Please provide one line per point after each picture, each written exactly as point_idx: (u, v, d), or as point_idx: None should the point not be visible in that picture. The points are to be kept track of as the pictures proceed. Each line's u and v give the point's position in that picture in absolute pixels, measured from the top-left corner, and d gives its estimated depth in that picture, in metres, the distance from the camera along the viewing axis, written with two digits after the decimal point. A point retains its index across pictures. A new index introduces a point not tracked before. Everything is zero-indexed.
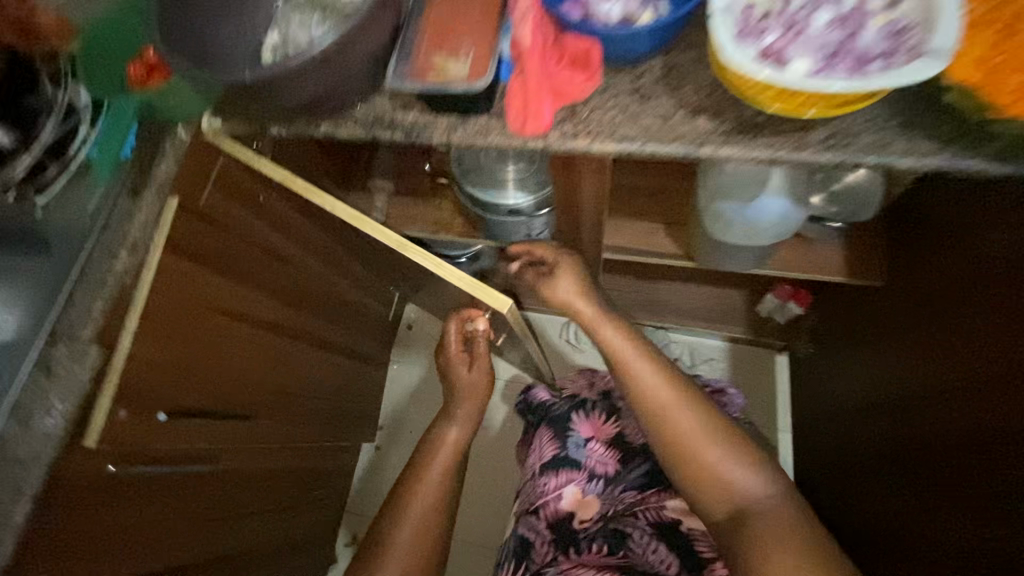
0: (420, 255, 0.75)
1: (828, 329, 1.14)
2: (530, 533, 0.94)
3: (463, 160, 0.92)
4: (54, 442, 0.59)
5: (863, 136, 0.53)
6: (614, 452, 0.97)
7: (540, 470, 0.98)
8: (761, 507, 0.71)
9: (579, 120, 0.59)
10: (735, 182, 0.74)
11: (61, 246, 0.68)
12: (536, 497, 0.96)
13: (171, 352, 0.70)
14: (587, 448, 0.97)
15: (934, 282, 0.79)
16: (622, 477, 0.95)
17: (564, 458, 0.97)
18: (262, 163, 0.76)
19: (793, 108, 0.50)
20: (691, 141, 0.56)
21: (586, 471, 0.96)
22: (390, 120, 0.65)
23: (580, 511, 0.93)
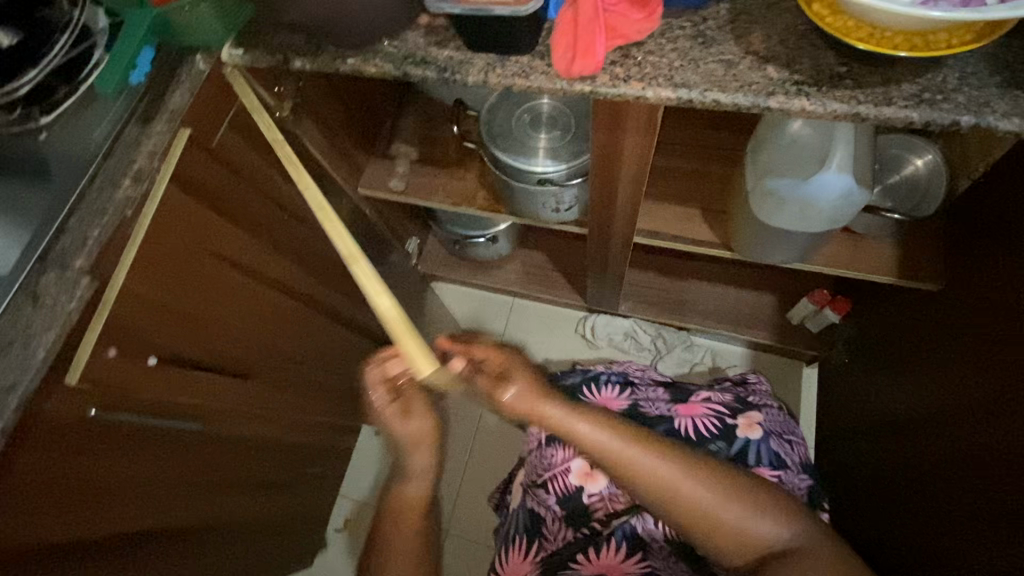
0: (368, 274, 0.60)
1: (865, 339, 1.05)
2: (538, 508, 0.88)
3: (493, 124, 0.87)
4: (33, 374, 0.54)
5: (954, 96, 0.48)
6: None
7: (545, 441, 0.90)
8: (784, 550, 0.62)
9: (632, 64, 0.54)
10: (791, 159, 0.69)
11: (64, 172, 0.64)
12: (543, 467, 0.89)
13: (168, 295, 0.65)
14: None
15: (984, 283, 0.73)
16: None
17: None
18: (257, 111, 0.69)
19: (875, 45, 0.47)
20: (758, 91, 0.50)
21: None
22: (424, 57, 0.60)
23: (589, 485, 0.85)
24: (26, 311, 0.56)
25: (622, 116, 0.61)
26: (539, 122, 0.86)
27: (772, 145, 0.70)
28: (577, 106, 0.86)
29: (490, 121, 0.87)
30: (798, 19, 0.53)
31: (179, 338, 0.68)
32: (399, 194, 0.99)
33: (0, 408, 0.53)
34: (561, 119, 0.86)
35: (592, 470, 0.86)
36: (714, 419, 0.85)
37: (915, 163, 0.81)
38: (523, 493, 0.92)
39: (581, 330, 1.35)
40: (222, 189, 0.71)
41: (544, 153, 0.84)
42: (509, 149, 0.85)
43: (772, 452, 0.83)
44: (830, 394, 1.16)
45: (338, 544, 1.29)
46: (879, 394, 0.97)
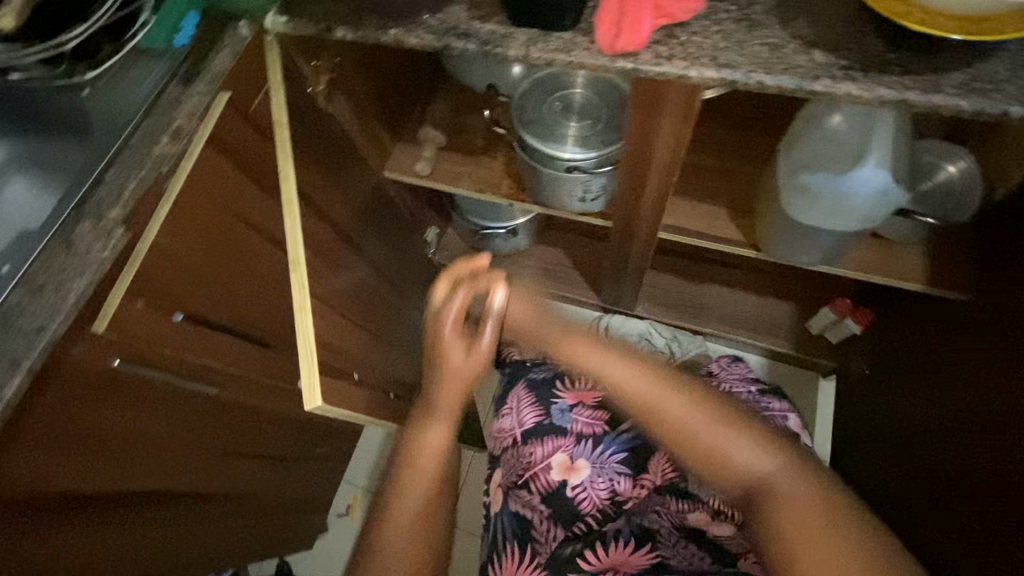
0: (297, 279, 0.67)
1: (888, 351, 1.03)
2: (522, 509, 0.82)
3: (524, 111, 0.87)
4: (61, 318, 0.54)
5: (1004, 87, 0.47)
6: (601, 415, 0.86)
7: (522, 438, 0.87)
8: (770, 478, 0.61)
9: (676, 44, 0.54)
10: (828, 153, 0.69)
11: (103, 129, 0.65)
12: (521, 467, 0.85)
13: (197, 254, 0.65)
14: (573, 413, 0.86)
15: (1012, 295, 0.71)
16: (610, 441, 0.84)
17: (549, 425, 0.86)
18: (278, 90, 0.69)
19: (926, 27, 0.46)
20: (803, 74, 0.50)
21: (573, 436, 0.85)
22: (466, 30, 0.60)
23: (571, 478, 0.82)
24: (60, 258, 0.57)
25: (658, 102, 0.61)
26: (570, 111, 0.86)
27: (804, 140, 0.70)
28: (610, 96, 0.86)
29: (521, 107, 0.87)
30: (846, 7, 0.52)
31: (204, 299, 0.68)
32: (425, 179, 0.98)
33: (26, 350, 0.53)
34: (593, 109, 0.86)
35: (574, 461, 0.83)
36: None
37: (949, 170, 0.79)
38: (503, 497, 0.85)
39: (594, 330, 1.34)
40: (254, 155, 0.71)
41: (573, 143, 0.84)
42: (539, 137, 0.85)
43: None
44: (849, 407, 1.14)
45: (340, 530, 1.28)
46: (900, 407, 0.95)
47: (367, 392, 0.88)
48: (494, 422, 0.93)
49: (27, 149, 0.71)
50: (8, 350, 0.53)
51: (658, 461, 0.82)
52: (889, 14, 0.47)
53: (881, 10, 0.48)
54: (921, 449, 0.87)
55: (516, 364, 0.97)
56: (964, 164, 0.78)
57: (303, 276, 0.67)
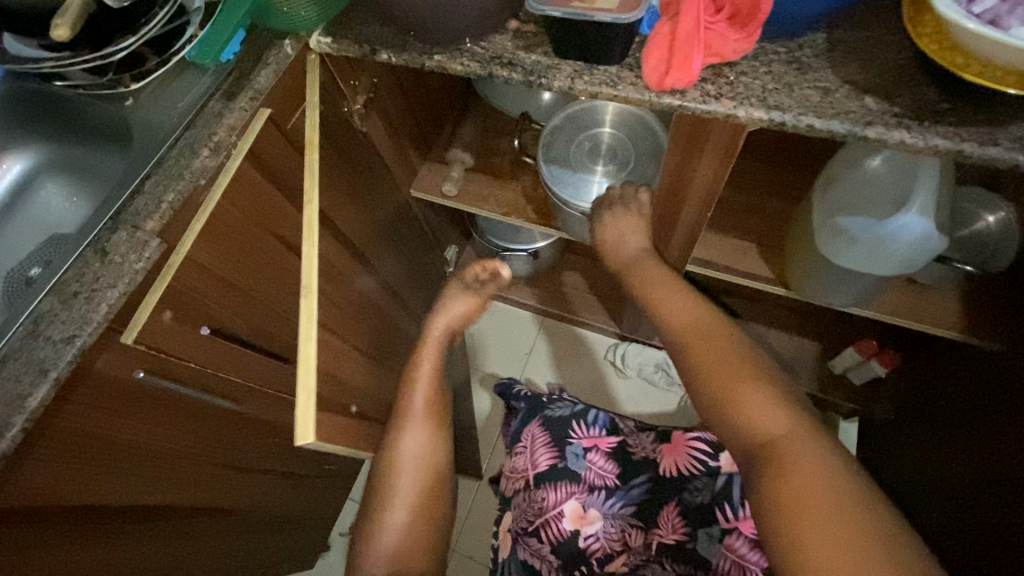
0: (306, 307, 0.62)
1: (915, 394, 1.00)
2: (532, 559, 0.80)
3: (549, 146, 0.87)
4: (92, 328, 0.54)
5: None
6: (613, 465, 0.84)
7: (533, 482, 0.84)
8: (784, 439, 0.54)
9: (724, 83, 0.53)
10: (873, 200, 0.69)
11: (144, 140, 0.65)
12: (532, 513, 0.82)
13: (226, 268, 0.65)
14: (586, 459, 0.85)
15: None
16: (622, 493, 0.82)
17: (562, 469, 0.84)
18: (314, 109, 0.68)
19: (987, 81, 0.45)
20: (855, 120, 0.49)
21: (585, 484, 0.83)
22: (511, 59, 0.60)
23: (584, 528, 0.80)
24: (93, 267, 0.56)
25: (701, 138, 0.61)
26: (594, 151, 0.87)
27: (846, 180, 0.71)
28: (640, 142, 0.87)
29: (548, 139, 0.87)
30: (900, 54, 0.52)
31: (229, 311, 0.67)
32: (452, 200, 0.95)
33: (55, 358, 0.52)
34: (619, 153, 0.87)
35: (586, 510, 0.81)
36: (698, 459, 0.81)
37: (987, 220, 0.78)
38: (512, 543, 0.83)
39: (609, 357, 1.32)
40: (288, 170, 0.71)
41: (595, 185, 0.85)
42: (562, 173, 0.86)
43: None
44: (873, 452, 1.10)
45: (341, 548, 1.25)
46: (926, 454, 0.93)
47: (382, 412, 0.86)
48: (505, 462, 0.89)
49: (70, 158, 0.72)
50: (36, 359, 0.52)
51: (669, 515, 0.78)
52: (945, 63, 0.47)
53: (937, 58, 0.47)
54: (949, 502, 0.84)
55: (531, 397, 0.95)
56: (1003, 215, 0.76)
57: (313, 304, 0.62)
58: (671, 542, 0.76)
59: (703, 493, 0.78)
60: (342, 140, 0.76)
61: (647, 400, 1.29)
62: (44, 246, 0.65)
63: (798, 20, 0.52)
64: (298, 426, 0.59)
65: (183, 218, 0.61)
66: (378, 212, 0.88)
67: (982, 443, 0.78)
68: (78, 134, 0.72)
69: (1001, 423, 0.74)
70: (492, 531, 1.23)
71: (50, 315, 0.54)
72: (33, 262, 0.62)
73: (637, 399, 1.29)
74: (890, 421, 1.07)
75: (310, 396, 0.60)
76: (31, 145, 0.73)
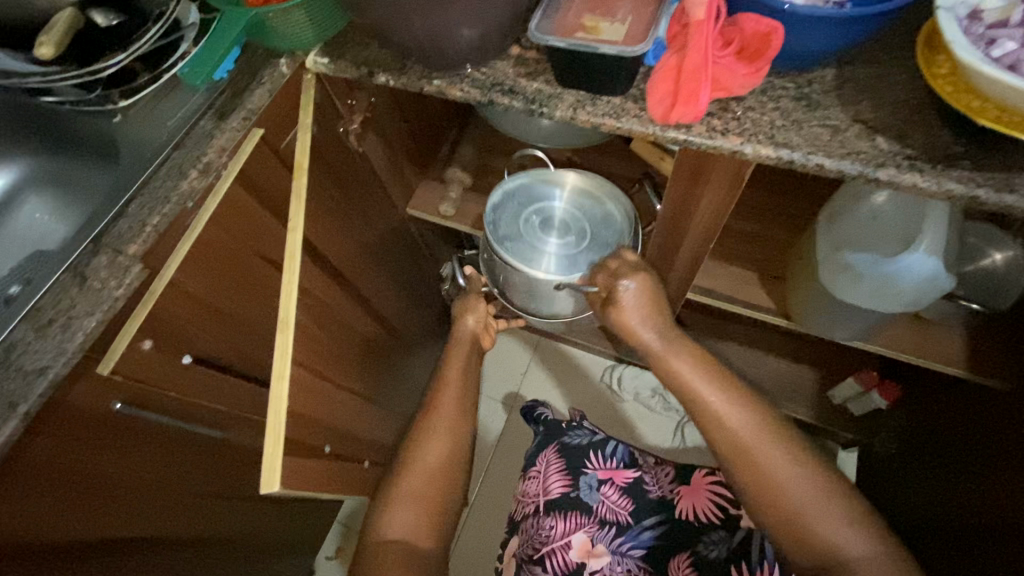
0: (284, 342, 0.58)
1: (916, 428, 0.97)
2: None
3: (500, 228, 0.82)
4: (66, 359, 0.51)
5: None
6: (627, 501, 0.82)
7: (543, 509, 0.83)
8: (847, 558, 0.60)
9: (731, 118, 0.52)
10: (869, 237, 0.68)
11: (131, 159, 0.63)
12: (539, 540, 0.80)
13: (213, 293, 0.63)
14: (600, 492, 0.83)
15: None
16: (632, 533, 0.79)
17: (574, 499, 0.82)
18: (308, 129, 0.66)
19: (1003, 126, 0.44)
20: (867, 161, 0.48)
21: (596, 518, 0.81)
22: (512, 86, 0.58)
23: (591, 562, 0.77)
24: (71, 293, 0.54)
25: (706, 169, 0.59)
26: (553, 224, 0.83)
27: (850, 216, 0.70)
28: (590, 206, 0.85)
29: (495, 222, 0.82)
30: (912, 93, 0.50)
31: (215, 337, 0.65)
32: (450, 221, 0.93)
33: (25, 391, 0.49)
34: (574, 223, 0.83)
35: (594, 544, 0.78)
36: (716, 507, 0.79)
37: (994, 257, 0.76)
38: (517, 567, 0.82)
39: (606, 379, 1.30)
40: (281, 191, 0.69)
41: (565, 265, 0.81)
42: (527, 259, 0.81)
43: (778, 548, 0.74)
44: (872, 485, 1.07)
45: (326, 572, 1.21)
46: (924, 491, 0.90)
47: (370, 440, 0.84)
48: (518, 486, 0.89)
49: (54, 172, 0.70)
50: (4, 391, 0.49)
51: (680, 564, 0.75)
52: (959, 106, 0.45)
53: (951, 100, 0.46)
54: (944, 539, 0.82)
55: (551, 421, 0.94)
56: (1010, 253, 0.75)
57: (289, 340, 0.58)
58: None
59: (719, 548, 0.75)
60: (337, 161, 0.74)
61: (647, 425, 1.25)
62: (21, 264, 0.62)
63: (809, 56, 0.50)
64: (263, 471, 0.55)
65: (168, 242, 0.58)
66: (372, 233, 0.85)
67: (979, 484, 0.77)
68: (63, 147, 0.70)
69: (1000, 465, 0.73)
70: (482, 559, 1.19)
71: (22, 344, 0.51)
72: (6, 283, 0.59)
73: (636, 424, 1.26)
74: (889, 454, 1.05)
75: (277, 440, 0.56)
76: (16, 158, 0.71)
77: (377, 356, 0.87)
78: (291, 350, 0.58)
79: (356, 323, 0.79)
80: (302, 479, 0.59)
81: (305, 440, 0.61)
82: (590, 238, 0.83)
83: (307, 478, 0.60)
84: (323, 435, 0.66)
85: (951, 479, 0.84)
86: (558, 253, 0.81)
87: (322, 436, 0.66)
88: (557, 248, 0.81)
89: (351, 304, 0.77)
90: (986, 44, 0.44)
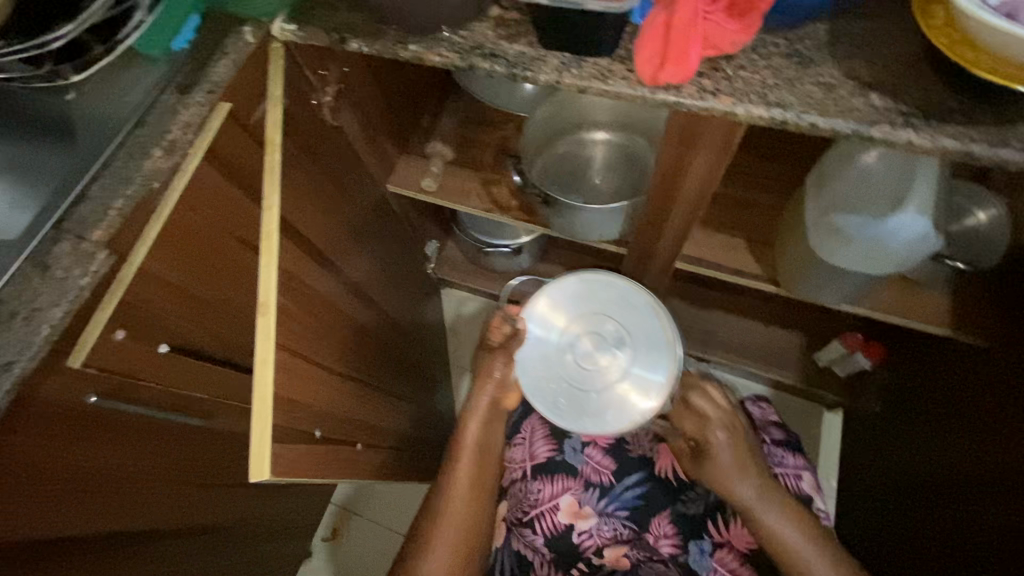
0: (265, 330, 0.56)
1: (902, 388, 0.99)
2: (525, 550, 0.80)
3: (541, 386, 0.78)
4: (33, 353, 0.49)
5: None
6: (610, 460, 0.82)
7: (530, 473, 0.83)
8: None
9: (722, 78, 0.50)
10: (858, 193, 0.67)
11: (88, 137, 0.59)
12: (527, 504, 0.81)
13: (189, 279, 0.60)
14: (585, 453, 0.83)
15: None
16: (616, 493, 0.80)
17: (559, 462, 0.82)
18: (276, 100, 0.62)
19: (999, 75, 0.43)
20: (860, 118, 0.47)
21: (582, 480, 0.81)
22: (493, 49, 0.55)
23: (578, 523, 0.80)
24: (32, 283, 0.51)
25: (694, 134, 0.58)
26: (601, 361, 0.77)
27: (839, 179, 0.68)
28: (618, 308, 0.79)
29: (531, 381, 0.78)
30: (906, 48, 0.49)
31: (191, 324, 0.62)
32: (432, 197, 0.91)
33: None
34: (610, 336, 0.78)
35: (581, 506, 0.80)
36: None
37: (978, 216, 0.76)
38: (506, 532, 0.82)
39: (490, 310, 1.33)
40: (252, 168, 0.65)
41: (621, 391, 0.76)
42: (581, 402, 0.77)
43: None
44: (860, 446, 1.09)
45: (322, 555, 1.21)
46: (911, 450, 0.92)
47: (361, 423, 0.82)
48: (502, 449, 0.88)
49: None
50: None
51: (660, 521, 0.79)
52: (957, 59, 0.44)
53: (947, 53, 0.45)
54: (928, 495, 0.84)
55: None
56: (994, 212, 0.75)
57: (271, 324, 0.56)
58: (663, 552, 0.78)
59: (697, 505, 0.78)
60: (311, 135, 0.70)
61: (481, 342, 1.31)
62: None
63: (800, 11, 0.49)
64: (252, 459, 0.54)
65: (135, 226, 0.55)
66: (353, 212, 0.82)
67: (964, 441, 0.78)
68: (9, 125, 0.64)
69: (989, 420, 0.73)
70: None
71: None
72: None
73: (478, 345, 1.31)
74: (874, 414, 1.06)
75: (265, 427, 0.55)
76: None
77: (366, 338, 0.85)
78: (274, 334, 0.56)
79: (340, 305, 0.76)
80: (291, 466, 0.58)
81: (290, 429, 0.59)
82: (632, 345, 0.78)
83: (296, 464, 0.59)
84: (313, 421, 0.65)
85: (938, 437, 0.85)
86: (609, 384, 0.77)
87: (309, 422, 0.64)
88: (605, 378, 0.77)
89: (332, 287, 0.74)
90: None
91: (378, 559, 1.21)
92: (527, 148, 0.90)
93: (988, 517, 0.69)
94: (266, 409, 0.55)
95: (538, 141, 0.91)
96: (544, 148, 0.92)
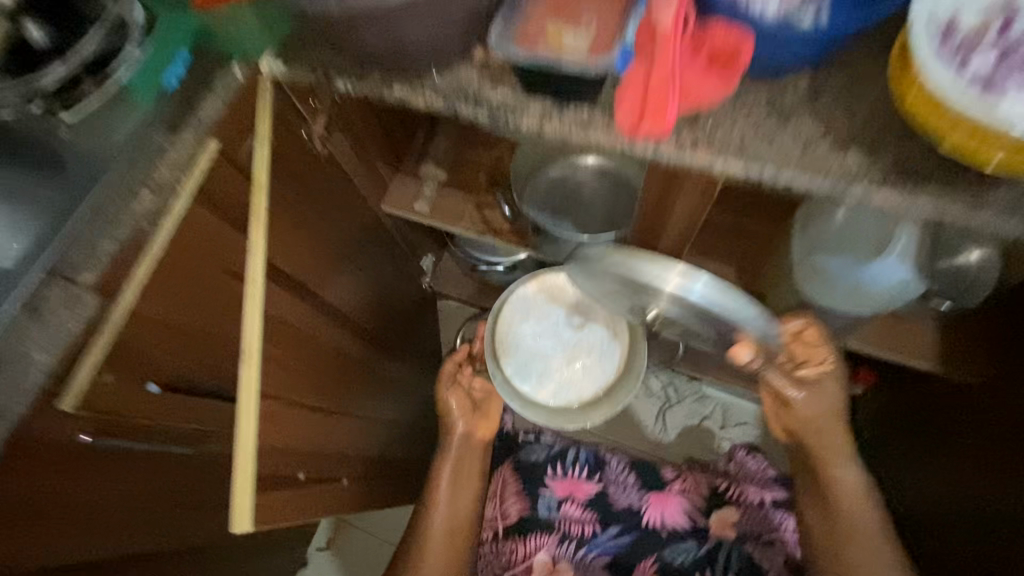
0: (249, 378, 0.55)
1: (892, 413, 0.99)
2: None
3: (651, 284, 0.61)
4: (29, 399, 0.50)
5: None
6: (591, 514, 0.90)
7: (503, 534, 0.88)
8: None
9: (701, 130, 0.50)
10: (844, 240, 0.66)
11: (78, 173, 0.59)
12: (501, 564, 0.86)
13: (180, 317, 0.62)
14: (560, 510, 0.90)
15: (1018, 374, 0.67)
16: (597, 541, 0.87)
17: (537, 520, 0.89)
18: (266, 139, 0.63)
19: (971, 151, 0.40)
20: (835, 179, 0.47)
21: (558, 534, 0.88)
22: (477, 95, 0.56)
23: None
24: None
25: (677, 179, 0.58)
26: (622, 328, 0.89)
27: (825, 221, 0.67)
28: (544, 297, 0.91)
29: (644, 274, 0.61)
30: (886, 103, 0.49)
31: (181, 358, 0.64)
32: (425, 218, 0.92)
33: None
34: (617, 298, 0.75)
35: (556, 562, 0.86)
36: (682, 515, 0.90)
37: (970, 256, 0.73)
38: None
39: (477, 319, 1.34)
40: (241, 203, 0.66)
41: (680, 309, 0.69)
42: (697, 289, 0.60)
43: (741, 554, 0.86)
44: None
45: (320, 563, 1.24)
46: (894, 475, 0.94)
47: (352, 446, 0.84)
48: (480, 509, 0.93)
49: None
50: None
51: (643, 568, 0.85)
52: (928, 131, 0.42)
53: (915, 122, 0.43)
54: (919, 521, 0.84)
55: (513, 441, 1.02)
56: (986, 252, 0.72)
57: (252, 375, 0.55)
58: None
59: (681, 554, 0.86)
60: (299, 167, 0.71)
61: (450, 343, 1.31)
62: None
63: (781, 64, 0.48)
64: (232, 513, 0.54)
65: (125, 268, 0.57)
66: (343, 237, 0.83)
67: (947, 475, 0.79)
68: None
69: (971, 457, 0.74)
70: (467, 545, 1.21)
71: None
72: None
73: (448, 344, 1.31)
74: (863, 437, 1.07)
75: (245, 480, 0.54)
76: None
77: (357, 361, 0.86)
78: (256, 384, 0.55)
79: (329, 332, 0.77)
80: (270, 512, 0.58)
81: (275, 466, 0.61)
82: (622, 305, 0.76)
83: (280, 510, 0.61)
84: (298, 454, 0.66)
85: (922, 466, 0.86)
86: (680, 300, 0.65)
87: (295, 454, 0.65)
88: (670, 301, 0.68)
89: (319, 317, 0.75)
90: (966, 50, 0.41)
91: (374, 569, 1.23)
92: (515, 181, 0.90)
93: (978, 548, 0.69)
94: (254, 457, 0.55)
95: (529, 166, 0.91)
96: (537, 172, 0.91)
